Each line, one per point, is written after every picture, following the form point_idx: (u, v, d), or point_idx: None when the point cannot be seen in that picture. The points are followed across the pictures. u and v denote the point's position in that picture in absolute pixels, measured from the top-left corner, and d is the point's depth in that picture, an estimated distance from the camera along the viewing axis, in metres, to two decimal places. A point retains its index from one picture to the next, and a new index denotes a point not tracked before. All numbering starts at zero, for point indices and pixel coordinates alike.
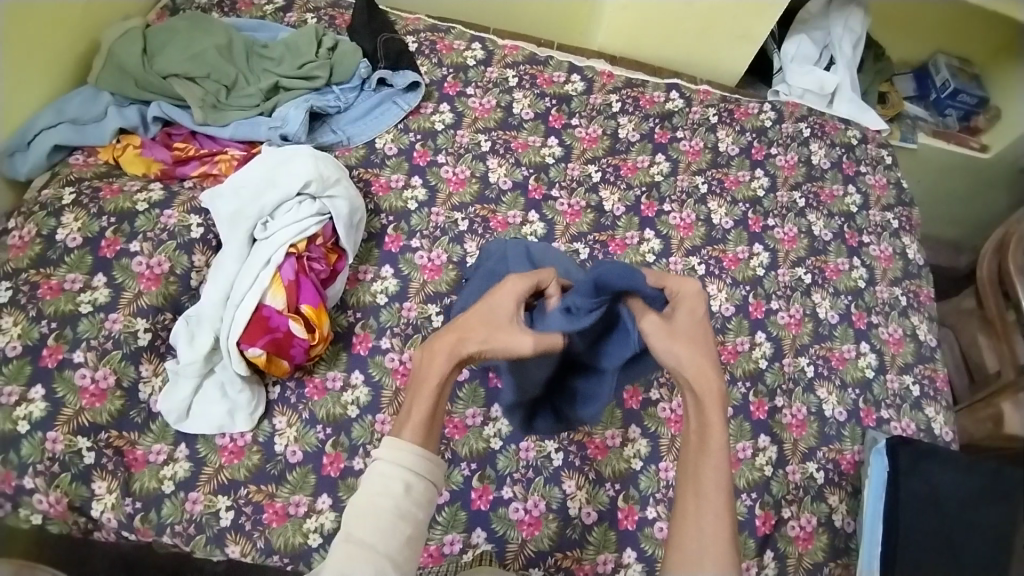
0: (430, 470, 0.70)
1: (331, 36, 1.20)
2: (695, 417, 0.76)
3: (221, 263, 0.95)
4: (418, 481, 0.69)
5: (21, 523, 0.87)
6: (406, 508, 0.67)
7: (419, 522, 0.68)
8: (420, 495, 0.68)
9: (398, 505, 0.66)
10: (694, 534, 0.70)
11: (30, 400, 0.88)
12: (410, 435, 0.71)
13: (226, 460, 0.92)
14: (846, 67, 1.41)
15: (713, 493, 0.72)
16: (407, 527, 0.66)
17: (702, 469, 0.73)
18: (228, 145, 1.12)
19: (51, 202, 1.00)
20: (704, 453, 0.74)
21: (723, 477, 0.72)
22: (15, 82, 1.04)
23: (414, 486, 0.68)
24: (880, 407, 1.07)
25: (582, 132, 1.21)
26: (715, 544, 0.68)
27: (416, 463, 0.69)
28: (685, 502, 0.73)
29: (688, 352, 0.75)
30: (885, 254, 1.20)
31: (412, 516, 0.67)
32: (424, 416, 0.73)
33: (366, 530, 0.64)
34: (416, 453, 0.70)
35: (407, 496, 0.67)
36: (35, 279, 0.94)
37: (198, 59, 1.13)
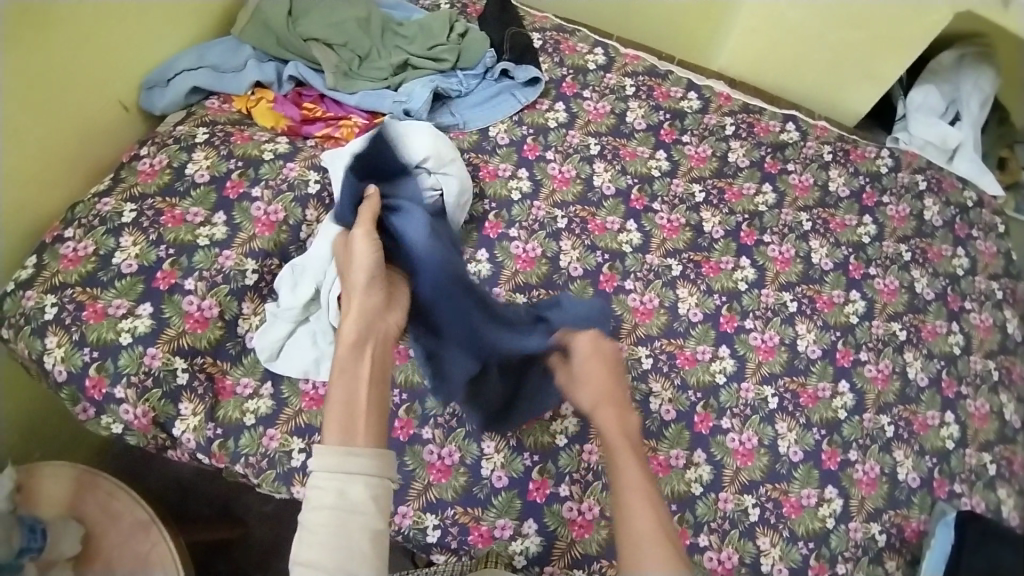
0: (361, 467, 0.74)
1: (462, 24, 1.25)
2: (609, 451, 0.86)
3: (334, 221, 1.01)
4: (352, 479, 0.73)
5: (104, 429, 0.95)
6: (345, 508, 0.71)
7: (363, 517, 0.71)
8: (353, 493, 0.72)
9: (338, 509, 0.71)
10: (633, 540, 0.77)
11: (137, 315, 0.94)
12: (335, 438, 0.76)
13: (306, 405, 0.97)
14: (973, 125, 1.34)
15: (647, 504, 0.80)
16: (352, 525, 0.71)
17: (628, 487, 0.82)
18: (352, 112, 1.17)
19: (185, 138, 1.08)
20: (625, 472, 0.83)
21: (647, 489, 0.82)
22: (151, 29, 1.11)
23: (348, 487, 0.72)
24: (954, 480, 1.01)
25: (691, 150, 1.21)
26: (653, 547, 0.76)
27: (341, 463, 0.73)
28: (623, 514, 0.80)
29: (602, 387, 0.91)
30: (985, 323, 1.13)
31: (354, 513, 0.71)
32: (342, 409, 0.78)
33: (315, 542, 0.70)
34: (347, 457, 0.73)
35: (344, 498, 0.72)
36: (159, 207, 1.01)
37: (338, 28, 1.19)
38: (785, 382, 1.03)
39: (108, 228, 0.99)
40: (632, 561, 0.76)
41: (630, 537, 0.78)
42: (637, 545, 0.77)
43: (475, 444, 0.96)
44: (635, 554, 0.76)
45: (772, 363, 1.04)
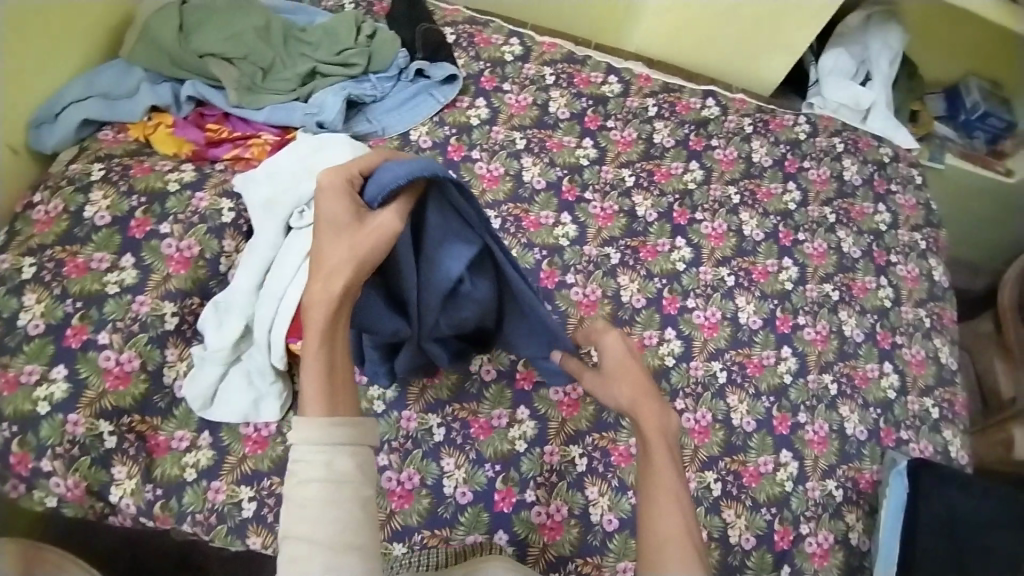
0: (349, 435, 0.60)
1: (370, 24, 1.19)
2: (640, 447, 0.73)
3: (255, 250, 0.94)
4: (341, 451, 0.59)
5: (36, 505, 0.85)
6: (334, 486, 0.57)
7: (360, 491, 0.59)
8: (347, 464, 0.59)
9: (326, 488, 0.57)
10: (655, 535, 0.65)
11: (52, 380, 0.85)
12: (318, 407, 0.60)
13: (249, 450, 0.92)
14: (883, 84, 1.40)
15: (668, 506, 0.67)
16: (344, 506, 0.57)
17: (657, 487, 0.69)
18: (262, 129, 1.10)
19: (80, 177, 0.98)
20: (654, 469, 0.70)
21: (677, 496, 0.68)
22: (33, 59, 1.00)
23: (337, 458, 0.59)
24: (900, 428, 1.06)
25: (617, 135, 1.20)
26: (676, 544, 0.64)
27: (328, 432, 0.59)
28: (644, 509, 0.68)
29: (625, 386, 0.79)
30: (911, 274, 1.20)
31: (344, 491, 0.58)
32: (316, 382, 0.61)
33: (302, 525, 0.57)
34: (328, 423, 0.59)
35: (332, 475, 0.58)
36: (61, 257, 0.91)
37: (236, 40, 1.10)
38: (731, 355, 1.05)
39: (7, 287, 0.88)
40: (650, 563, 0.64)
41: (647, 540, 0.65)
42: (653, 549, 0.64)
43: (435, 463, 0.93)
44: (650, 556, 0.64)
45: (717, 339, 1.06)
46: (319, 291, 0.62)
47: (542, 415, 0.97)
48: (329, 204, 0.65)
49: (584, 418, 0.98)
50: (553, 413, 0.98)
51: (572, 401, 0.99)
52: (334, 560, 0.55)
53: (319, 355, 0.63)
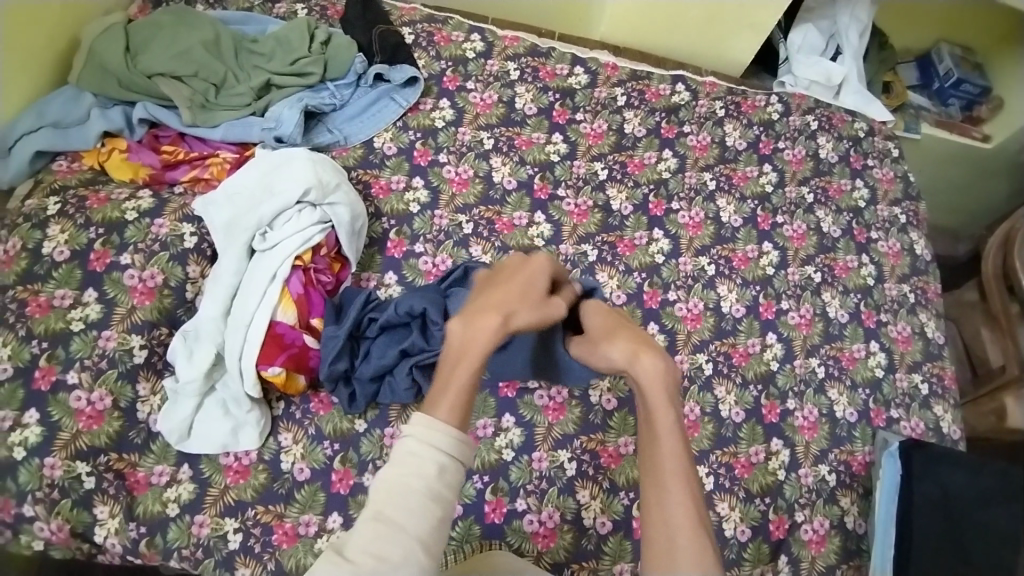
0: (464, 452, 0.63)
1: (323, 30, 1.16)
2: (644, 411, 0.73)
3: (218, 276, 0.91)
4: (451, 462, 0.61)
5: (24, 549, 0.82)
6: (439, 491, 0.59)
7: (449, 505, 0.60)
8: (452, 476, 0.61)
9: (431, 488, 0.59)
10: (665, 528, 0.64)
11: (25, 425, 0.82)
12: (445, 414, 0.64)
13: (231, 481, 0.88)
14: (853, 57, 1.38)
15: (676, 488, 0.66)
16: (438, 511, 0.59)
17: (663, 463, 0.68)
18: (219, 147, 1.06)
19: (36, 213, 0.93)
20: (660, 442, 0.70)
21: (687, 478, 0.67)
22: None
23: (446, 467, 0.61)
24: (890, 407, 1.05)
25: (587, 128, 1.19)
26: (688, 538, 0.63)
27: (449, 443, 0.62)
28: (650, 490, 0.67)
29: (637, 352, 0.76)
30: (893, 250, 1.18)
31: (442, 499, 0.60)
32: (462, 394, 0.66)
33: (395, 508, 0.58)
34: (450, 434, 0.62)
35: (439, 479, 0.60)
36: (23, 297, 0.87)
37: (185, 57, 1.07)
38: (716, 346, 1.04)
39: None
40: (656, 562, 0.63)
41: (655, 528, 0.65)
42: (662, 541, 0.64)
43: None
44: (660, 551, 0.63)
45: (700, 330, 1.05)
46: (490, 330, 0.72)
47: (527, 422, 0.96)
48: (536, 275, 0.81)
49: (570, 421, 0.97)
50: (539, 418, 0.96)
51: (557, 406, 0.97)
52: (412, 554, 0.56)
53: (466, 373, 0.69)
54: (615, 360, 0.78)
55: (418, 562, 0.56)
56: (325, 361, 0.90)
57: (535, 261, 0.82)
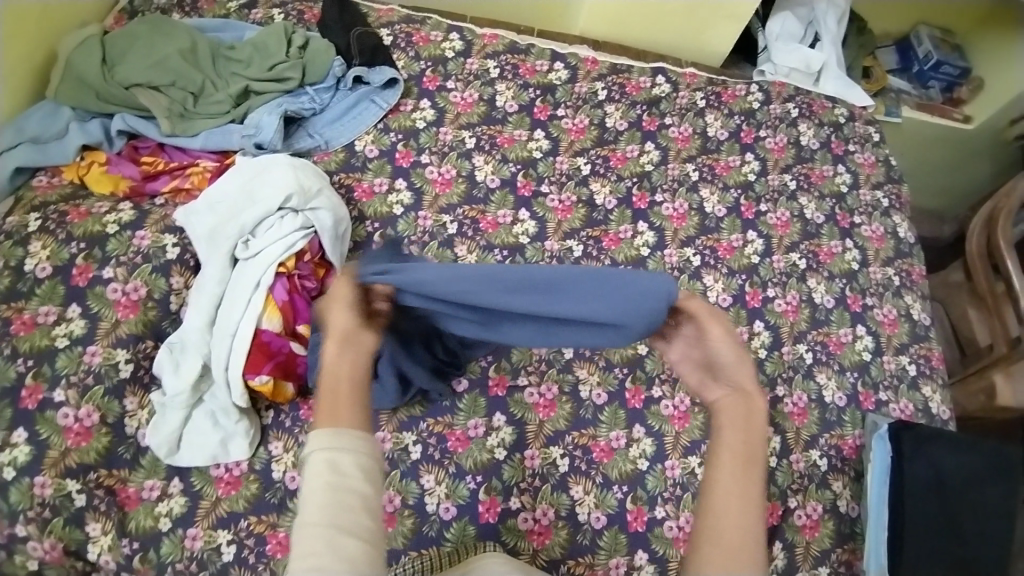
0: (356, 435, 0.55)
1: (300, 34, 1.15)
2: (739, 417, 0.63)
3: (202, 286, 0.91)
4: (344, 449, 0.54)
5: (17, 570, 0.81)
6: (343, 478, 0.52)
7: (366, 487, 0.53)
8: (354, 460, 0.53)
9: (332, 478, 0.52)
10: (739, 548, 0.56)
11: (13, 445, 0.81)
12: (322, 415, 0.56)
13: (223, 492, 0.88)
14: (832, 44, 1.39)
15: (752, 504, 0.59)
16: (347, 494, 0.52)
17: (747, 482, 0.59)
18: (199, 156, 1.06)
19: (15, 231, 0.92)
20: (750, 459, 0.60)
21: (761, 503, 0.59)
22: None
23: (342, 454, 0.53)
24: (878, 389, 1.06)
25: (568, 123, 1.19)
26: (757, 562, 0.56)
27: (334, 433, 0.54)
28: (724, 497, 0.59)
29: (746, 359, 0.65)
30: (877, 234, 1.19)
31: (351, 485, 0.52)
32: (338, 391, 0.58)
33: (301, 510, 0.51)
34: (329, 427, 0.54)
35: (334, 468, 0.52)
36: (6, 315, 0.86)
37: (161, 67, 1.06)
38: None
39: None
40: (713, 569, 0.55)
41: (718, 536, 0.57)
42: (724, 550, 0.56)
43: (414, 482, 0.91)
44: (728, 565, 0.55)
45: None
46: (332, 351, 0.61)
47: (519, 420, 0.96)
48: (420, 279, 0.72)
49: (561, 418, 0.97)
50: (530, 416, 0.96)
51: (547, 403, 0.98)
52: (337, 541, 0.50)
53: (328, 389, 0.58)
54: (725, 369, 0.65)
55: (345, 549, 0.50)
56: (312, 368, 0.90)
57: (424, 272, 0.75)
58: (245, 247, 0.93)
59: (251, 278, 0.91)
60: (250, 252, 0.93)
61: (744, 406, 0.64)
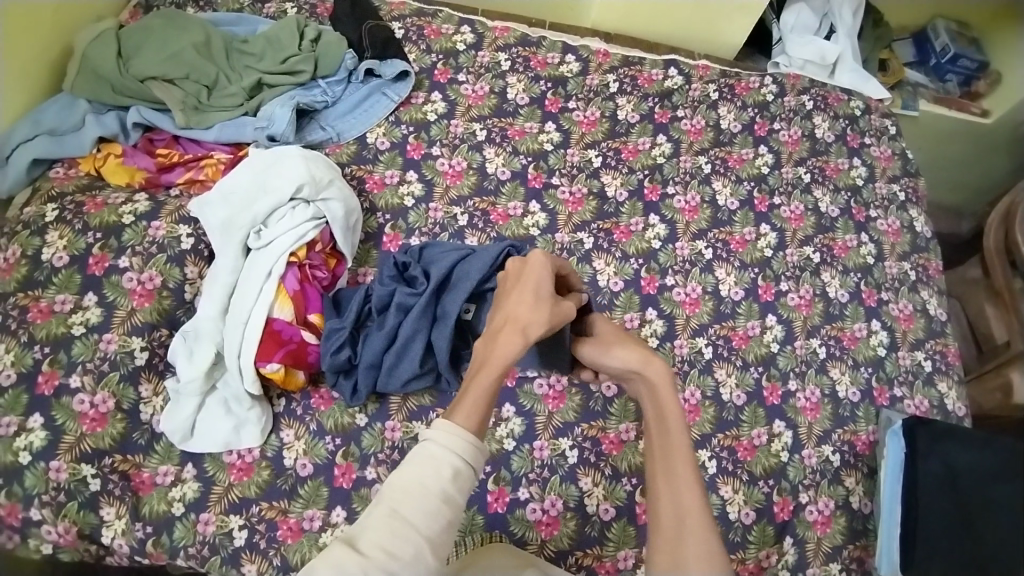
0: (478, 459, 0.62)
1: (313, 27, 1.16)
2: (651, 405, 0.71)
3: (215, 275, 0.92)
4: (467, 468, 0.60)
5: (33, 553, 0.83)
6: (452, 494, 0.59)
7: (461, 510, 0.60)
8: (466, 481, 0.60)
9: (446, 490, 0.58)
10: (676, 525, 0.63)
11: (30, 429, 0.83)
12: (463, 421, 0.63)
13: (235, 478, 0.89)
14: (847, 36, 1.37)
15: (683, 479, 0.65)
16: (449, 514, 0.58)
17: (671, 464, 0.66)
18: (213, 148, 1.07)
19: (34, 220, 0.94)
20: (667, 437, 0.68)
21: (692, 474, 0.66)
22: None
23: (463, 472, 0.60)
24: (893, 385, 1.05)
25: (579, 116, 1.18)
26: (694, 532, 0.62)
27: (467, 450, 0.61)
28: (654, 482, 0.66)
29: (631, 347, 0.75)
30: (892, 228, 1.17)
31: (455, 503, 0.59)
32: (482, 404, 0.65)
33: (410, 508, 0.57)
34: (469, 440, 0.61)
35: (453, 484, 0.59)
36: (24, 303, 0.88)
37: (176, 60, 1.07)
38: (715, 330, 1.04)
39: None
40: (661, 559, 0.62)
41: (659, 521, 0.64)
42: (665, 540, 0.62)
43: None
44: (670, 546, 0.62)
45: (699, 314, 1.04)
46: (517, 347, 0.70)
47: (528, 411, 0.96)
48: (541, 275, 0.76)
49: (571, 409, 0.97)
50: (539, 407, 0.96)
51: (557, 394, 0.98)
52: (421, 555, 0.56)
53: (485, 387, 0.67)
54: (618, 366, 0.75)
55: (426, 561, 0.56)
56: (326, 353, 0.91)
57: (533, 260, 0.77)
58: (257, 238, 0.94)
59: (264, 267, 0.92)
60: (262, 243, 0.94)
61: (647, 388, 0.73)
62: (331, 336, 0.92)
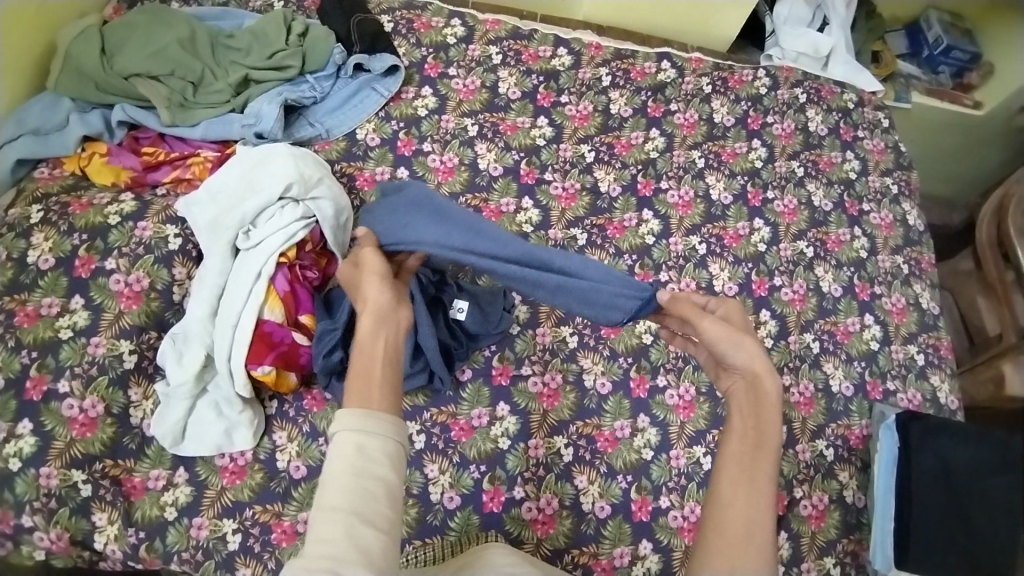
0: (384, 425, 0.56)
1: (300, 21, 1.14)
2: (749, 409, 0.66)
3: (204, 277, 0.91)
4: (372, 438, 0.55)
5: (25, 560, 0.82)
6: (364, 466, 0.54)
7: (388, 476, 0.54)
8: (376, 450, 0.55)
9: (356, 466, 0.53)
10: (738, 533, 0.59)
11: (18, 436, 0.82)
12: (353, 396, 0.57)
13: (228, 481, 0.88)
14: (841, 28, 1.36)
15: (761, 496, 0.61)
16: (373, 484, 0.53)
17: (755, 481, 0.62)
18: (200, 146, 1.05)
19: (18, 222, 0.92)
20: (758, 453, 0.63)
21: (770, 496, 0.61)
22: None
23: (368, 443, 0.55)
24: (886, 379, 1.05)
25: (572, 110, 1.17)
26: (752, 544, 0.59)
27: (364, 421, 0.56)
28: (727, 487, 0.62)
29: (753, 346, 0.69)
30: (886, 221, 1.17)
31: (374, 473, 0.54)
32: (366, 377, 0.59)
33: (326, 494, 0.52)
34: (362, 411, 0.56)
35: (362, 456, 0.54)
36: (9, 307, 0.86)
37: (160, 56, 1.05)
38: None
39: None
40: (714, 560, 0.58)
41: (725, 526, 0.60)
42: (725, 544, 0.59)
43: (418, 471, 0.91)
44: (726, 547, 0.59)
45: None
46: (368, 326, 0.64)
47: (523, 409, 0.96)
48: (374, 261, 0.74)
49: (565, 408, 0.97)
50: (534, 406, 0.96)
51: (551, 392, 0.97)
52: (355, 531, 0.51)
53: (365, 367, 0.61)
54: (737, 362, 0.69)
55: (364, 537, 0.51)
56: (318, 355, 0.90)
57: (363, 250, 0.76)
58: (246, 238, 0.92)
59: (252, 269, 0.90)
60: (248, 243, 0.92)
61: (750, 397, 0.67)
62: (323, 339, 0.90)
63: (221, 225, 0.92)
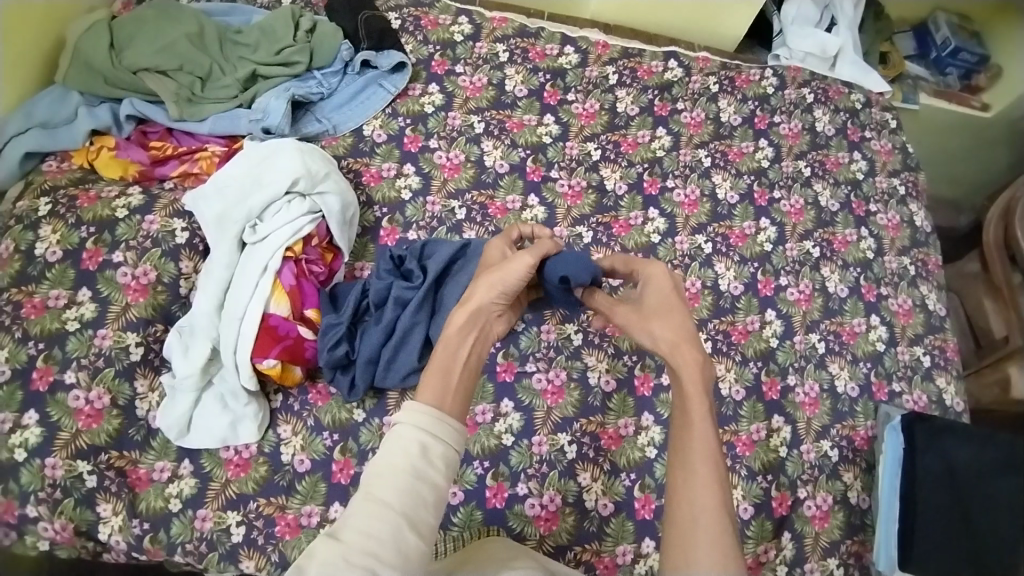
0: (450, 434, 0.61)
1: (308, 18, 1.15)
2: (677, 392, 0.69)
3: (211, 270, 0.91)
4: (436, 442, 0.60)
5: (30, 549, 0.83)
6: (424, 470, 0.58)
7: (439, 487, 0.59)
8: (438, 457, 0.60)
9: (417, 467, 0.58)
10: (686, 522, 0.60)
11: (24, 426, 0.82)
12: (428, 397, 0.63)
13: (232, 474, 0.88)
14: (848, 28, 1.36)
15: (698, 473, 0.62)
16: (426, 490, 0.58)
17: (689, 459, 0.63)
18: (208, 141, 1.05)
19: (27, 214, 0.93)
20: (688, 433, 0.65)
21: (710, 473, 0.62)
22: None
23: (432, 447, 0.60)
24: (892, 380, 1.05)
25: (579, 108, 1.17)
26: (704, 528, 0.59)
27: (435, 425, 0.61)
28: (671, 478, 0.63)
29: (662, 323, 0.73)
30: (892, 222, 1.17)
31: (430, 478, 0.58)
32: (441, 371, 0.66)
33: (383, 488, 0.56)
34: (435, 415, 0.61)
35: (425, 459, 0.59)
36: (17, 298, 0.87)
37: (169, 51, 1.05)
38: (715, 324, 1.03)
39: None
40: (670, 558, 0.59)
41: (672, 518, 0.61)
42: (674, 536, 0.60)
43: None
44: (677, 539, 0.59)
45: (698, 309, 1.04)
46: (463, 319, 0.71)
47: (527, 406, 0.96)
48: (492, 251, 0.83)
49: (570, 405, 0.96)
50: (538, 402, 0.96)
51: (556, 389, 0.97)
52: (401, 532, 0.55)
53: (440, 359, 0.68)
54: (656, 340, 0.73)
55: (407, 540, 0.55)
56: (323, 349, 0.90)
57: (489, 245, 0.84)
58: (252, 232, 0.93)
59: (259, 262, 0.91)
60: (254, 237, 0.92)
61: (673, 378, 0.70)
62: (327, 331, 0.91)
63: (228, 219, 0.93)
